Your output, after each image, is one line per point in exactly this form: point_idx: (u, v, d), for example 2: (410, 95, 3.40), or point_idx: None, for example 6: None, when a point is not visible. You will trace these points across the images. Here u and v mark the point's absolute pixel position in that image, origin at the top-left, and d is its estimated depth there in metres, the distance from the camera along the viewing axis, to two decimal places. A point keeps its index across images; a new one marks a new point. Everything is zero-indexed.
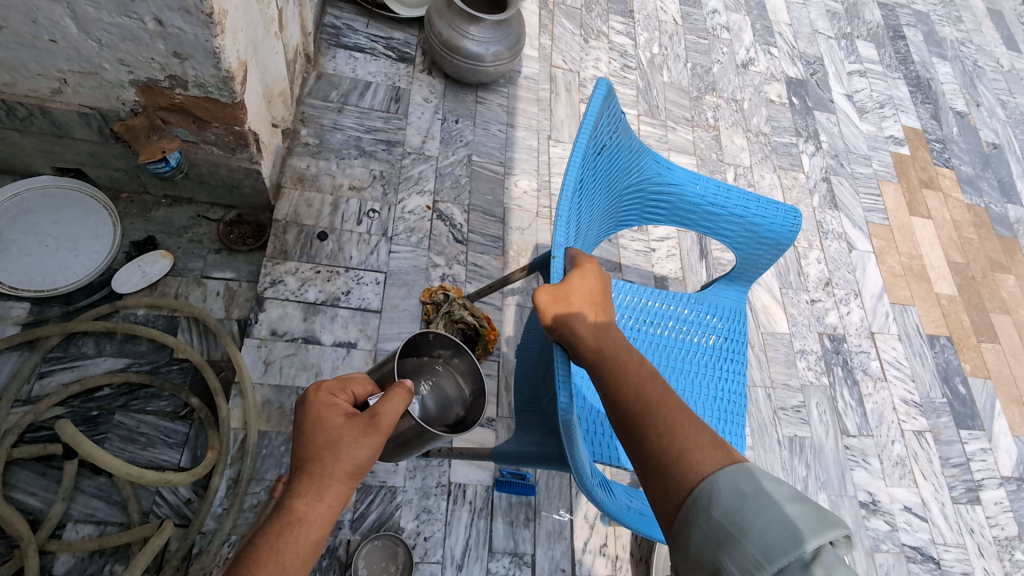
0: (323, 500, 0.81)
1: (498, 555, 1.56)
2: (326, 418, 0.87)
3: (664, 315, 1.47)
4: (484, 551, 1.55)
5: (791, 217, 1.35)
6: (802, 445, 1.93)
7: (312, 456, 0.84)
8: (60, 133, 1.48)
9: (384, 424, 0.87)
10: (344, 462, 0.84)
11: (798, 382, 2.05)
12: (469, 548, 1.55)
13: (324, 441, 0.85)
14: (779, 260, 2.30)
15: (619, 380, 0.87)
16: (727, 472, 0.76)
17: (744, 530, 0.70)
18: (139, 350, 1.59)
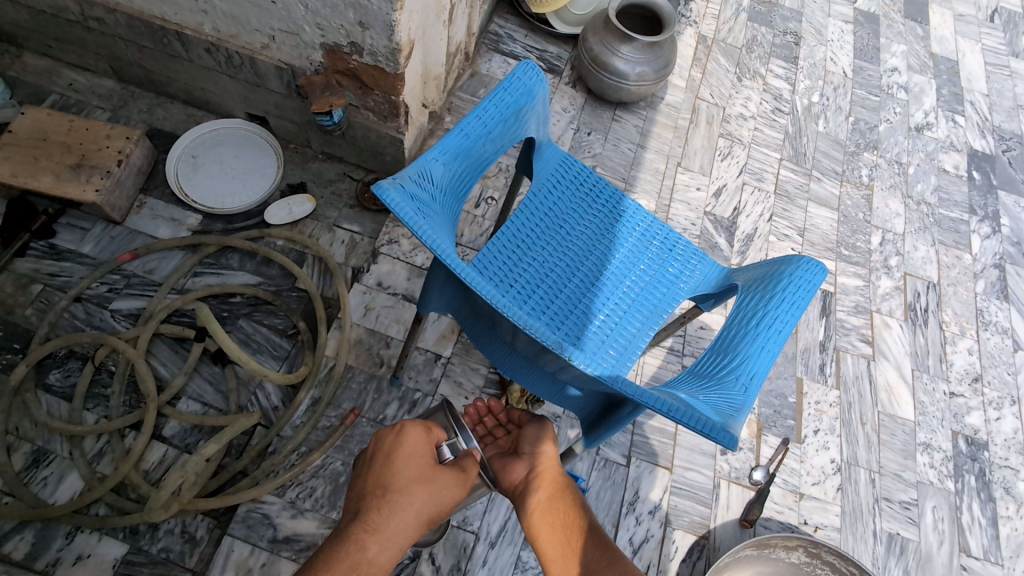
0: (390, 532, 0.93)
1: (532, 546, 1.54)
2: (414, 457, 0.98)
3: (556, 226, 1.35)
4: (519, 537, 1.54)
5: (525, 77, 1.16)
6: (903, 546, 1.67)
7: (391, 493, 0.95)
8: (259, 83, 1.81)
9: (462, 479, 0.99)
10: (420, 506, 0.95)
11: (912, 477, 1.77)
12: (505, 530, 1.54)
13: (406, 482, 0.96)
14: (920, 339, 2.01)
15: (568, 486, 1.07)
16: None
17: None
18: (270, 273, 1.84)
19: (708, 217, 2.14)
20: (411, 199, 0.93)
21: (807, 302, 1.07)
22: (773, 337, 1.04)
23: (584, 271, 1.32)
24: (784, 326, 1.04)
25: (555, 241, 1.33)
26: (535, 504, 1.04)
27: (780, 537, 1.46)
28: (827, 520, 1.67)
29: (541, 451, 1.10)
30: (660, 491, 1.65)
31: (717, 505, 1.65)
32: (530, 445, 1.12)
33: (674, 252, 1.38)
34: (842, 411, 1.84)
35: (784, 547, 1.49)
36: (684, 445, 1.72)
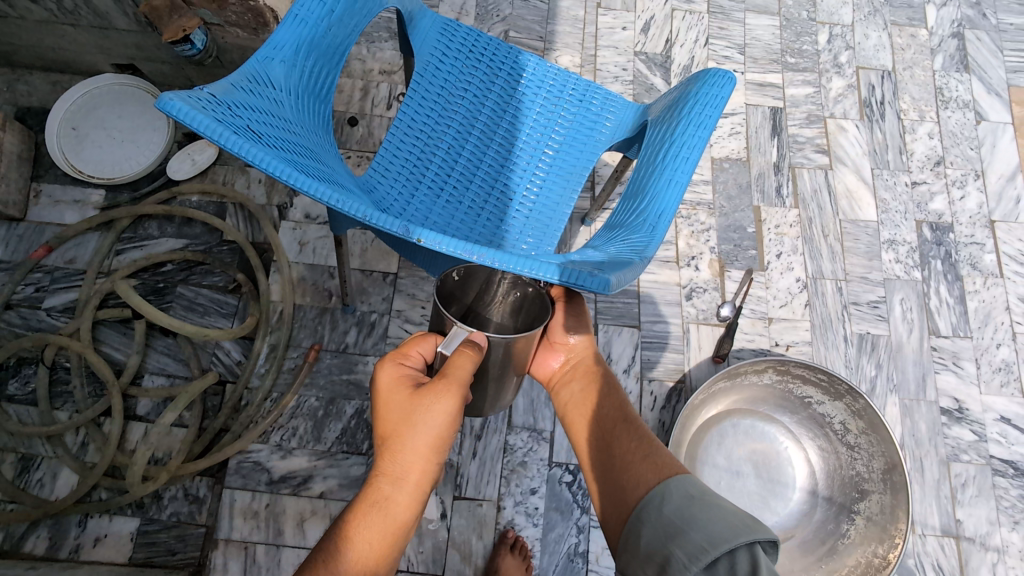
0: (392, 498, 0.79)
1: (517, 429, 1.59)
2: (393, 397, 0.84)
3: (456, 106, 1.21)
4: (503, 424, 1.59)
5: None
6: (875, 343, 1.71)
7: (394, 424, 0.81)
8: (106, 25, 1.59)
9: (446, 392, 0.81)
10: (421, 435, 0.79)
11: (879, 276, 1.77)
12: (489, 420, 1.59)
13: (396, 414, 0.81)
14: (877, 135, 1.91)
15: (608, 391, 1.05)
16: (675, 483, 0.86)
17: (692, 526, 0.78)
18: (194, 232, 1.75)
19: (640, 57, 1.94)
20: (243, 107, 0.77)
21: (717, 118, 0.95)
22: (685, 166, 0.92)
23: (494, 148, 1.20)
24: (693, 150, 0.92)
25: (456, 123, 1.20)
26: (569, 395, 1.10)
27: (748, 364, 1.49)
28: (798, 337, 1.69)
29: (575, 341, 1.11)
30: (632, 349, 1.67)
31: (689, 348, 1.68)
32: (561, 333, 1.11)
33: (586, 102, 1.24)
34: (804, 229, 1.80)
35: (754, 372, 1.52)
36: (649, 300, 1.71)
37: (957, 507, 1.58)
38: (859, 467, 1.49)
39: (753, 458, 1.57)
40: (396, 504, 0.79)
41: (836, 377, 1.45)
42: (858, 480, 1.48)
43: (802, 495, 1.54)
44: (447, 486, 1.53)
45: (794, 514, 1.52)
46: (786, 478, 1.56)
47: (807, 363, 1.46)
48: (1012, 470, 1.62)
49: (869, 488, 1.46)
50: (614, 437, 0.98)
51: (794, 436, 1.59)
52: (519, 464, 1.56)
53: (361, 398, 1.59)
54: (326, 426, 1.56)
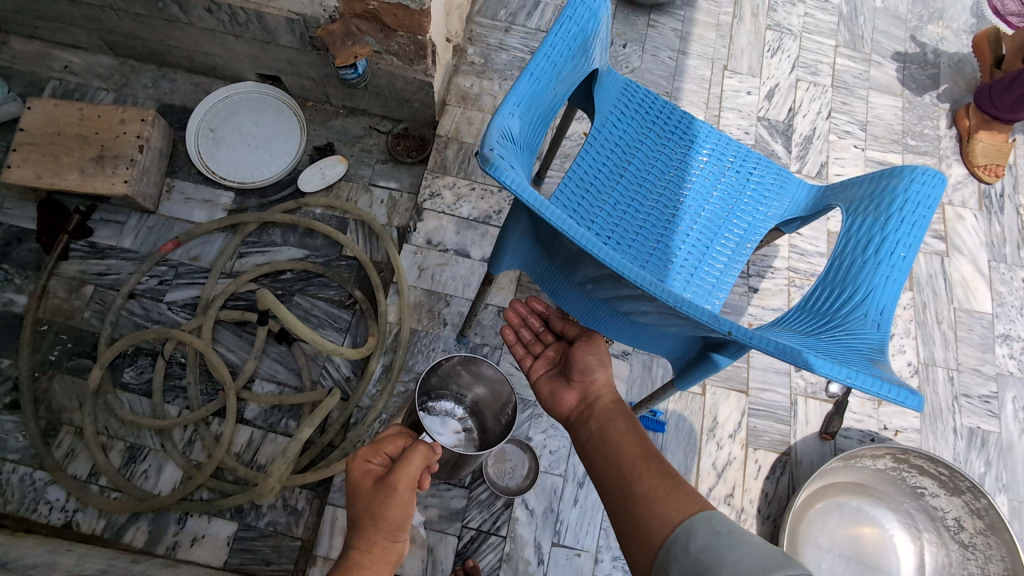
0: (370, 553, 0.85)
1: None
2: (362, 489, 0.91)
3: (629, 163, 1.23)
4: None
5: None
6: (984, 439, 1.68)
7: (360, 518, 0.88)
8: (269, 39, 1.66)
9: (408, 479, 0.88)
10: (382, 525, 0.86)
11: (991, 370, 1.74)
12: None
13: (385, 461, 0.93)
14: (994, 226, 1.90)
15: (627, 429, 1.00)
16: (700, 517, 0.79)
17: (718, 561, 0.71)
18: (315, 244, 1.79)
19: (763, 122, 1.97)
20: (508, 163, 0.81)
21: (928, 216, 0.97)
22: (898, 264, 0.94)
23: (663, 208, 1.22)
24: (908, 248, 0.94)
25: (626, 180, 1.22)
26: (585, 433, 1.05)
27: (867, 449, 1.47)
28: (907, 423, 1.67)
29: (595, 375, 1.11)
30: (738, 413, 1.65)
31: (797, 421, 1.66)
32: (580, 371, 1.13)
33: (753, 175, 1.26)
34: (917, 313, 1.79)
35: (871, 456, 1.50)
36: (759, 367, 1.70)
37: None
38: (970, 565, 1.47)
39: (857, 542, 1.54)
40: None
41: (958, 474, 1.42)
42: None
43: None
44: (546, 531, 1.51)
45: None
46: (889, 568, 1.52)
47: (930, 455, 1.43)
48: None
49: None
50: (633, 470, 0.91)
51: (900, 524, 1.56)
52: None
53: None
54: None
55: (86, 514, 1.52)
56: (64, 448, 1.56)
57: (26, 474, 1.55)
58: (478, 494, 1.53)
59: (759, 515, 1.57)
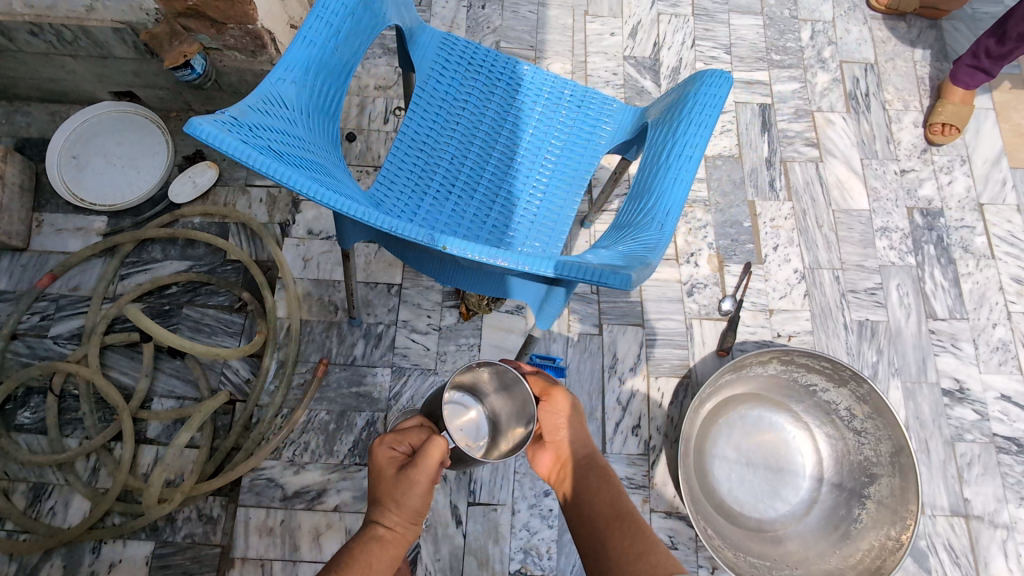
0: (387, 547, 0.81)
1: None
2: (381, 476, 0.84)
3: (459, 117, 1.24)
4: None
5: None
6: (874, 330, 1.74)
7: (381, 500, 0.83)
8: (104, 54, 1.62)
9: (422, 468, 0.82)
10: (408, 507, 0.82)
11: (874, 263, 1.81)
12: None
13: (389, 492, 0.82)
14: (863, 126, 1.95)
15: (598, 485, 0.94)
16: None
17: None
18: (198, 253, 1.77)
19: (629, 61, 1.98)
20: (258, 125, 0.79)
21: (715, 116, 0.98)
22: (688, 165, 0.95)
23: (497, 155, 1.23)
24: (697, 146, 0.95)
25: (456, 133, 1.23)
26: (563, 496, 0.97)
27: (750, 356, 1.49)
28: (799, 328, 1.73)
29: (564, 431, 1.02)
30: (636, 347, 1.69)
31: (694, 344, 1.70)
32: (549, 429, 1.03)
33: (582, 108, 1.27)
34: (798, 221, 1.84)
35: (759, 362, 1.54)
36: (651, 299, 1.74)
37: (964, 486, 1.61)
38: (867, 449, 1.51)
39: (760, 446, 1.59)
40: (388, 547, 0.81)
41: (839, 364, 1.47)
42: (869, 464, 1.50)
43: (812, 482, 1.56)
44: (460, 492, 1.54)
45: (803, 502, 1.54)
46: (794, 465, 1.57)
47: (807, 350, 1.47)
48: (1015, 446, 1.66)
49: (879, 472, 1.48)
50: (607, 533, 0.87)
51: (799, 421, 1.61)
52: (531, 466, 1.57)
53: (371, 410, 1.60)
54: (337, 439, 1.56)
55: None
56: None
57: None
58: None
59: (667, 439, 1.61)
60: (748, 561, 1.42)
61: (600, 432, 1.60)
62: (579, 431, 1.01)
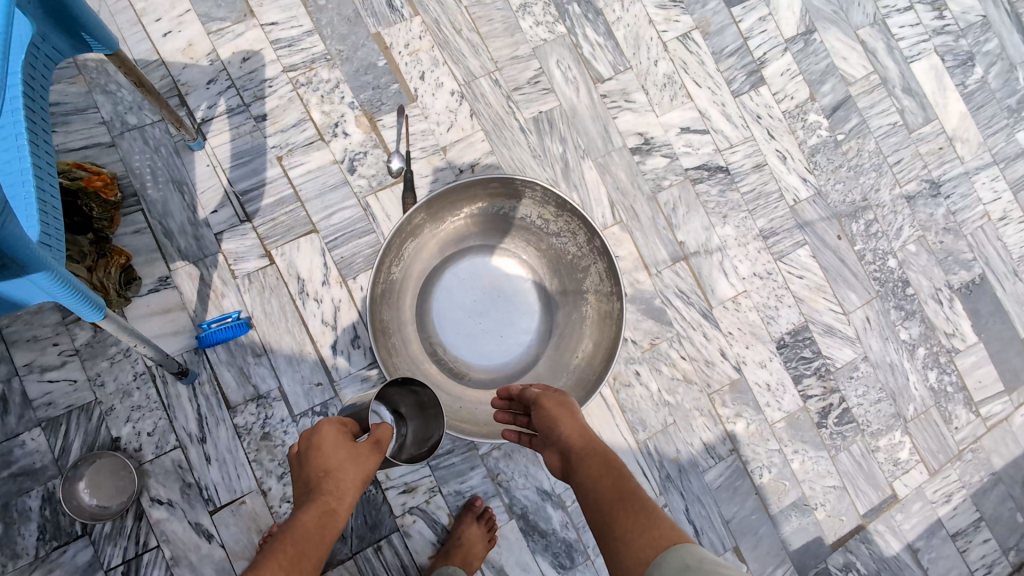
0: (327, 516, 0.82)
1: (240, 407, 1.36)
2: (337, 444, 0.88)
3: None
4: (222, 411, 1.35)
5: None
6: (551, 120, 1.62)
7: (318, 480, 0.85)
8: None
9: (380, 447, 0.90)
10: (349, 481, 0.85)
11: (527, 48, 1.63)
12: (205, 418, 1.34)
13: (338, 458, 0.87)
14: None
15: (608, 463, 0.93)
16: (668, 556, 0.77)
17: None
18: None
19: None
20: None
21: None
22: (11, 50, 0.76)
23: None
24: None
25: None
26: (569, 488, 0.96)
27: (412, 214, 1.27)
28: (478, 153, 1.58)
29: (558, 424, 1.02)
30: (318, 256, 1.45)
31: (378, 222, 1.49)
32: (547, 426, 1.03)
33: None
34: (434, 35, 1.59)
35: (432, 215, 1.35)
36: (313, 195, 1.48)
37: (676, 232, 1.65)
38: (569, 247, 1.43)
39: (483, 297, 1.50)
40: (314, 524, 0.81)
41: (505, 180, 1.32)
42: (577, 259, 1.43)
43: (540, 304, 1.51)
44: (196, 507, 1.30)
45: (540, 330, 1.49)
46: (522, 300, 1.51)
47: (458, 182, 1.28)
48: (708, 171, 1.69)
49: (587, 264, 1.40)
50: (607, 516, 0.86)
51: (511, 253, 1.51)
52: (262, 438, 1.36)
53: (41, 482, 1.27)
54: (17, 536, 1.25)
55: None
56: None
57: None
58: (101, 530, 1.27)
59: None
60: (495, 416, 1.36)
61: (320, 364, 1.41)
62: (570, 423, 1.02)
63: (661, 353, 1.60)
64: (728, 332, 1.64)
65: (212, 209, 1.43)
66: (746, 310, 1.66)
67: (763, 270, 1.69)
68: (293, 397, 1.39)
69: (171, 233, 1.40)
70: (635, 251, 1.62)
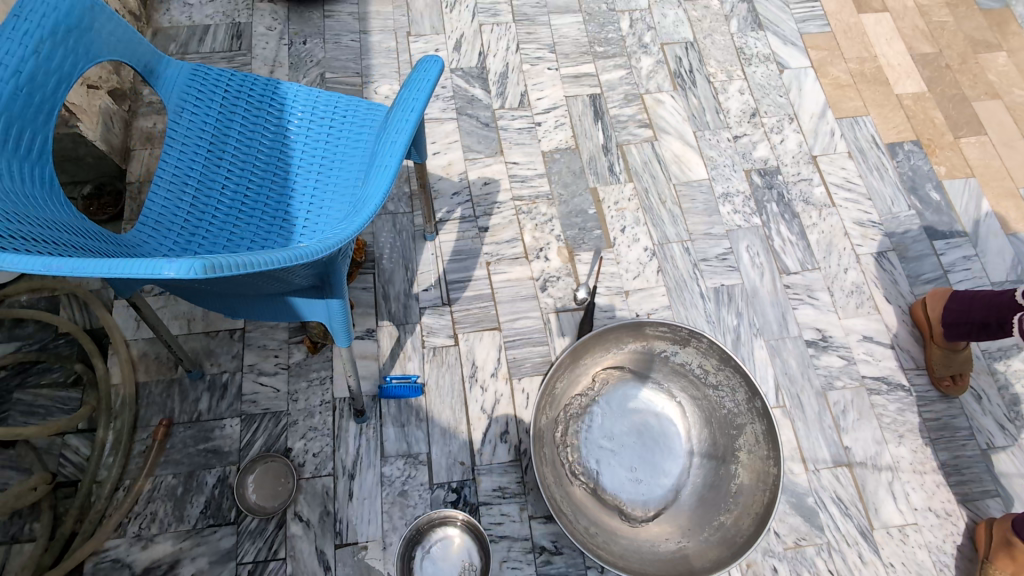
0: None
1: (391, 459, 1.52)
2: None
3: (231, 151, 1.20)
4: (376, 457, 1.52)
5: None
6: (731, 294, 1.73)
7: None
8: None
9: None
10: None
11: (722, 228, 1.82)
12: (360, 456, 1.52)
13: None
14: (693, 99, 2.00)
15: None
16: None
17: None
18: (28, 333, 1.68)
19: (456, 74, 2.01)
20: None
21: (425, 100, 1.03)
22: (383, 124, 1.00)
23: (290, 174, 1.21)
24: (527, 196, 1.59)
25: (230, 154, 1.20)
26: None
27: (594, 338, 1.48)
28: (656, 304, 1.71)
29: None
30: (495, 351, 1.64)
31: (553, 338, 1.67)
32: None
33: (346, 109, 1.26)
34: (641, 201, 1.85)
35: (600, 344, 1.51)
36: (505, 299, 1.71)
37: (843, 435, 1.59)
38: (728, 403, 1.49)
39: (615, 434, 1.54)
40: None
41: (675, 326, 1.47)
42: (733, 415, 1.48)
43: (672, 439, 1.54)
44: (326, 536, 1.45)
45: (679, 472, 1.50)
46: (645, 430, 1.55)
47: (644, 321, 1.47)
48: (887, 385, 1.66)
49: (743, 422, 1.45)
50: None
51: (666, 394, 1.58)
52: (399, 495, 1.49)
53: (221, 464, 1.51)
54: (187, 503, 1.47)
55: None
56: None
57: None
58: (247, 526, 1.46)
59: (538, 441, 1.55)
60: (627, 548, 1.37)
61: (468, 445, 1.54)
62: None
63: (805, 557, 1.46)
64: (889, 562, 1.47)
65: (425, 287, 1.71)
66: (913, 545, 1.49)
67: (940, 509, 1.53)
68: (436, 467, 1.51)
69: (388, 296, 1.69)
70: (794, 441, 1.58)
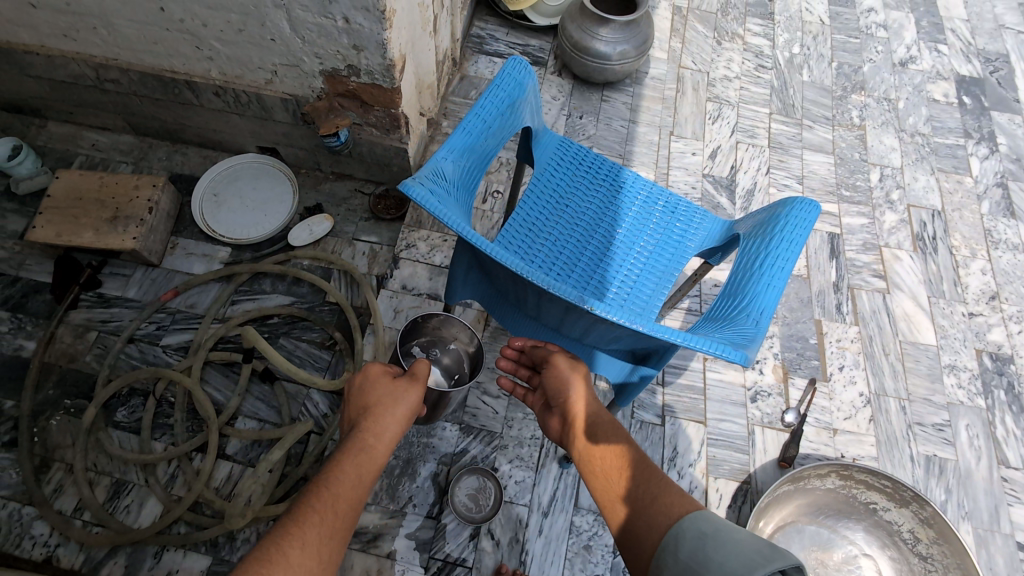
0: (383, 438, 1.05)
1: (583, 510, 1.62)
2: (378, 389, 1.10)
3: (575, 210, 1.41)
4: (569, 504, 1.63)
5: (519, 67, 1.26)
6: (942, 466, 1.73)
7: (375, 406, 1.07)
8: (267, 116, 1.86)
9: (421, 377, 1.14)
10: (392, 421, 1.07)
11: (942, 399, 1.84)
12: (556, 498, 1.63)
13: (385, 395, 1.09)
14: (931, 265, 2.07)
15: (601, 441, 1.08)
16: (691, 518, 0.90)
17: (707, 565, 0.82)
18: (301, 291, 1.93)
19: (707, 178, 2.17)
20: (430, 192, 0.97)
21: (804, 238, 1.12)
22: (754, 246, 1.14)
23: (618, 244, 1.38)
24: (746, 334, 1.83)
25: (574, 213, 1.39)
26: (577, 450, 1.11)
27: (816, 469, 1.53)
28: (863, 451, 1.74)
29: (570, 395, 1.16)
30: (698, 444, 1.72)
31: (754, 450, 1.73)
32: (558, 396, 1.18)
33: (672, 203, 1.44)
34: (864, 346, 1.91)
35: (817, 475, 1.55)
36: (715, 398, 1.79)
37: None
38: None
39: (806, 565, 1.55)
40: (376, 450, 1.03)
41: (900, 484, 1.49)
42: None
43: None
44: (512, 560, 1.54)
45: None
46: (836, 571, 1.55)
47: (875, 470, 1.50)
48: None
49: None
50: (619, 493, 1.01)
51: (863, 543, 1.58)
52: (585, 547, 1.58)
53: (434, 461, 1.66)
54: (400, 485, 1.62)
55: (68, 548, 1.55)
56: (53, 483, 1.63)
57: (16, 510, 1.60)
58: (444, 525, 1.58)
59: None
60: None
61: None
62: (585, 393, 1.15)
63: None
64: None
65: None
66: None
67: None
68: None
69: None
70: None
